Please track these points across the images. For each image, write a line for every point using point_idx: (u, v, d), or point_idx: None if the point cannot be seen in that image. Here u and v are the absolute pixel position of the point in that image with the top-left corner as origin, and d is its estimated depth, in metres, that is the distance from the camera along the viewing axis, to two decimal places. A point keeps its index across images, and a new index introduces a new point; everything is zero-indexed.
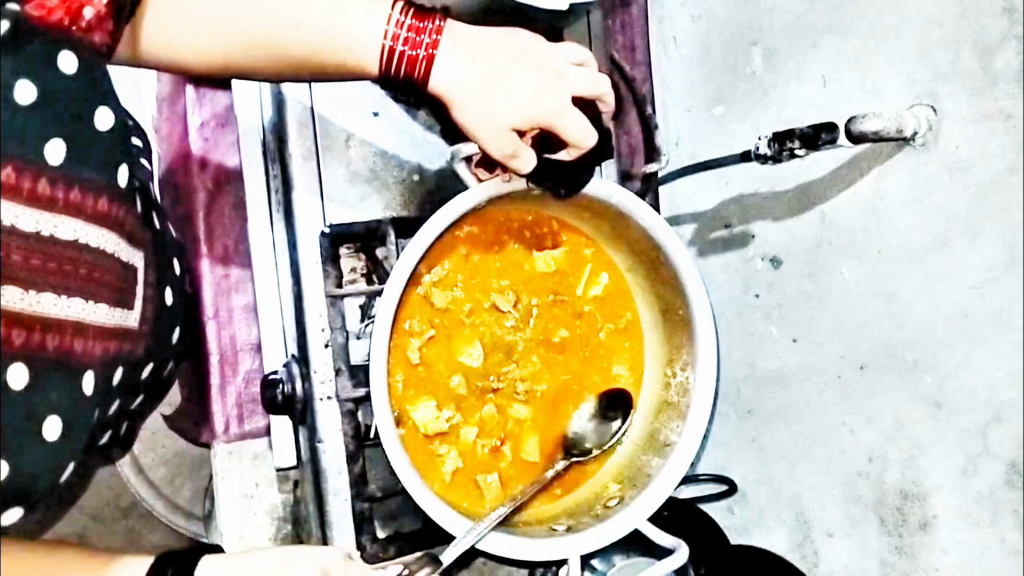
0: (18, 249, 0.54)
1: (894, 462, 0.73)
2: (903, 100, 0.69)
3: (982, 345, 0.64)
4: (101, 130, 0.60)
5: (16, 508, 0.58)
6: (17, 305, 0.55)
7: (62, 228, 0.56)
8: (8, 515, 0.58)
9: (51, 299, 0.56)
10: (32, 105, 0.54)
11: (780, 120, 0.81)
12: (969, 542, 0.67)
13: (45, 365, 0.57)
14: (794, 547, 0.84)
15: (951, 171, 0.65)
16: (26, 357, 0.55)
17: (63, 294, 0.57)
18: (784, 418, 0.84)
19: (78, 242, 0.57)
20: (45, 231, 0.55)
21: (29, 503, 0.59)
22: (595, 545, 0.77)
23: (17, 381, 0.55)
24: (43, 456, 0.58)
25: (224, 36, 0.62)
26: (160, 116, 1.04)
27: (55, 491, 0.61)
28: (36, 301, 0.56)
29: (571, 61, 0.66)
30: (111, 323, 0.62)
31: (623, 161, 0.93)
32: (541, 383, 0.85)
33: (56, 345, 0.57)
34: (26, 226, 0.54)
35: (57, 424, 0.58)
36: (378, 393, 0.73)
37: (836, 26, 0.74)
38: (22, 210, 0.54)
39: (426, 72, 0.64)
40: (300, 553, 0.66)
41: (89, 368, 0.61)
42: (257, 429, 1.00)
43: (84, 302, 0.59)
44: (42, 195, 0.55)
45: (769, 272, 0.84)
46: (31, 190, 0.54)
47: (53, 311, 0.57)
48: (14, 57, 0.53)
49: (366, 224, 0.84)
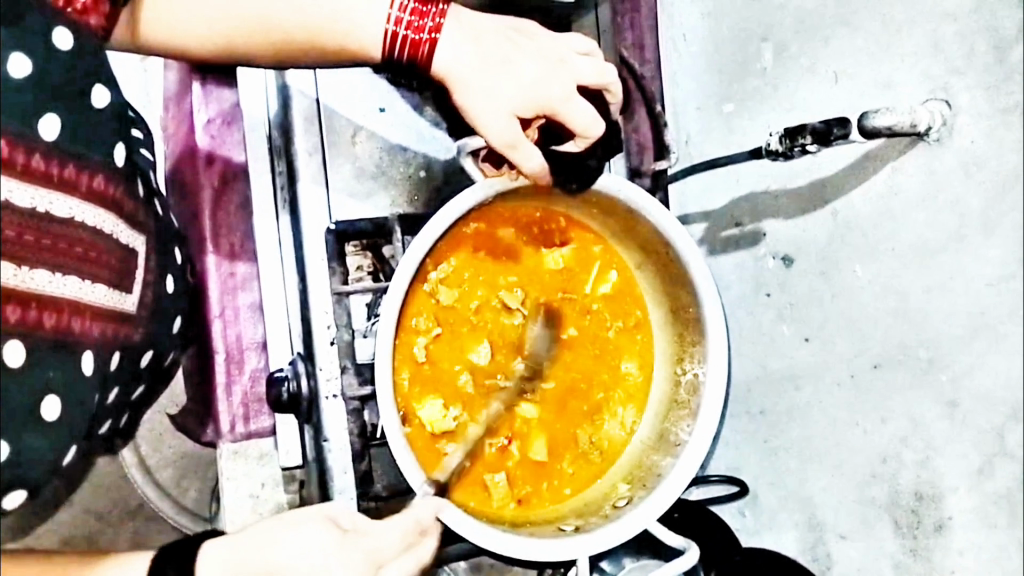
0: (12, 224, 0.53)
1: (909, 463, 0.71)
2: (917, 94, 0.68)
3: (999, 343, 0.63)
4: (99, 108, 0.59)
5: (20, 491, 0.59)
6: (10, 281, 0.54)
7: (58, 205, 0.55)
8: (13, 497, 0.58)
9: (45, 276, 0.56)
10: (26, 79, 0.54)
11: (791, 117, 0.80)
12: (986, 544, 0.66)
13: (42, 344, 0.56)
14: (806, 550, 0.83)
15: (967, 166, 0.64)
16: (22, 334, 0.55)
17: (59, 273, 0.57)
18: (795, 419, 0.83)
19: (74, 220, 0.57)
20: (40, 208, 0.55)
21: (34, 488, 0.59)
22: (606, 544, 0.75)
23: (13, 360, 0.55)
24: (40, 432, 0.58)
25: (222, 21, 0.61)
26: (167, 115, 1.06)
27: (55, 475, 0.61)
28: (28, 278, 0.55)
29: (576, 50, 0.65)
30: (108, 304, 0.62)
31: (632, 158, 0.93)
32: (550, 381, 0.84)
33: (53, 324, 0.57)
34: (22, 201, 0.53)
35: (56, 403, 0.58)
36: (382, 389, 0.72)
37: (849, 21, 0.73)
38: (16, 184, 0.53)
39: (429, 54, 0.63)
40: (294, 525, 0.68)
41: (86, 348, 0.60)
42: (263, 428, 0.99)
43: (81, 282, 0.58)
44: (38, 170, 0.54)
45: (781, 270, 0.83)
46: (25, 165, 0.53)
47: (48, 288, 0.56)
48: (10, 28, 0.53)
49: (372, 220, 0.84)
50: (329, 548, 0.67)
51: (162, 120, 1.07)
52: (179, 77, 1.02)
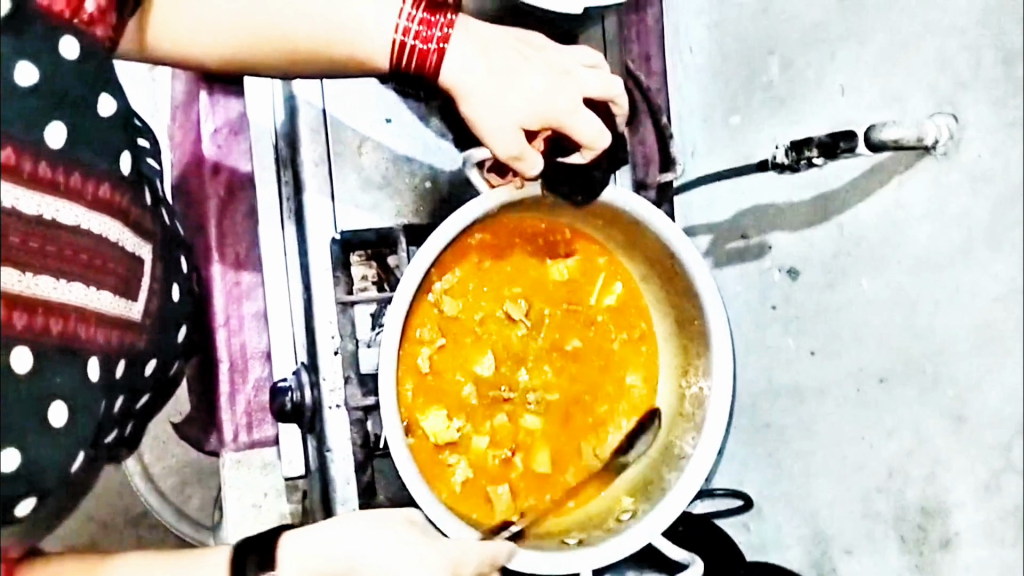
0: (17, 231, 0.54)
1: (915, 478, 0.71)
2: (924, 108, 0.68)
3: (1006, 359, 0.62)
4: (104, 116, 0.60)
5: (31, 500, 0.58)
6: (15, 287, 0.54)
7: (64, 212, 0.56)
8: (22, 507, 0.58)
9: (50, 283, 0.56)
10: (32, 88, 0.54)
11: (797, 130, 0.80)
12: (992, 560, 0.65)
13: (48, 350, 0.56)
14: (811, 565, 0.82)
15: (974, 181, 0.64)
16: (30, 339, 0.55)
17: (64, 279, 0.57)
18: (800, 433, 0.82)
19: (80, 227, 0.57)
20: (46, 215, 0.55)
21: (43, 493, 0.58)
22: (608, 559, 0.75)
23: (21, 366, 0.55)
24: (46, 440, 0.58)
25: (231, 31, 0.62)
26: (174, 124, 1.06)
27: (63, 482, 0.61)
28: (34, 284, 0.55)
29: (583, 63, 0.66)
30: (114, 311, 0.62)
31: (638, 170, 0.92)
32: (554, 394, 0.83)
33: (60, 330, 0.57)
34: (28, 208, 0.54)
35: (63, 410, 0.58)
36: (385, 400, 0.72)
37: (856, 35, 0.73)
38: (22, 191, 0.53)
39: (437, 64, 0.63)
40: (375, 523, 0.70)
41: (92, 354, 0.60)
42: (267, 437, 0.99)
43: (87, 288, 0.58)
44: (43, 177, 0.54)
45: (787, 283, 0.83)
46: (31, 172, 0.54)
47: (53, 295, 0.56)
48: (15, 37, 0.53)
49: (377, 230, 0.84)
50: (408, 547, 0.69)
51: (169, 129, 1.07)
52: (188, 86, 1.02)
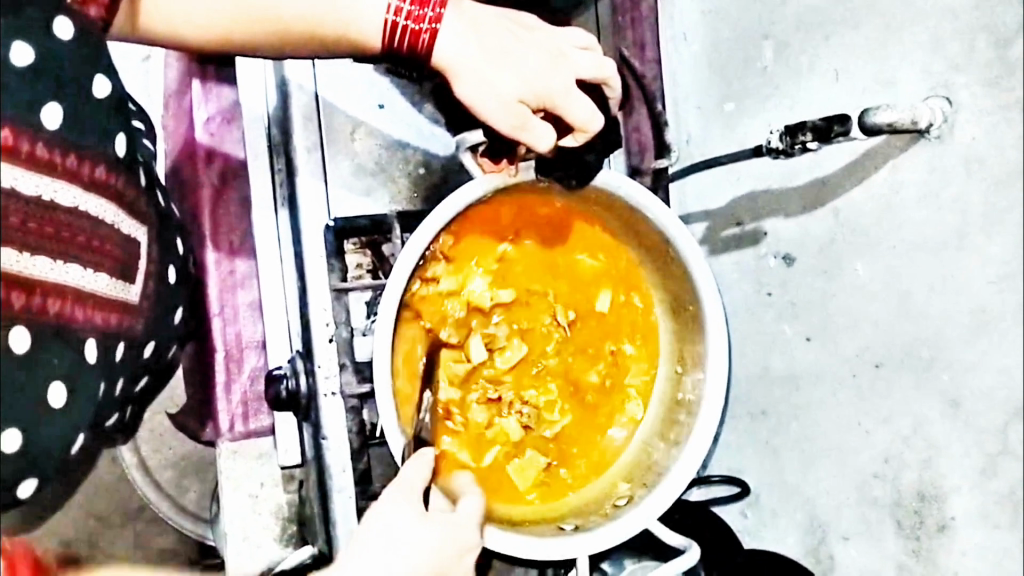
0: (17, 211, 0.53)
1: (911, 463, 0.71)
2: (919, 90, 0.67)
3: (1001, 340, 0.62)
4: (98, 97, 0.59)
5: (32, 479, 0.59)
6: (12, 267, 0.53)
7: (62, 193, 0.56)
8: (25, 487, 0.58)
9: (46, 263, 0.55)
10: (29, 68, 0.54)
11: (792, 114, 0.79)
12: (988, 545, 0.65)
13: (44, 332, 0.56)
14: (808, 552, 0.82)
15: (968, 163, 0.64)
16: (29, 320, 0.55)
17: (60, 260, 0.56)
18: (796, 419, 0.82)
19: (77, 208, 0.57)
20: (45, 196, 0.55)
21: (44, 475, 0.59)
22: (604, 545, 0.75)
23: (18, 346, 0.54)
24: (48, 420, 0.58)
25: (219, 12, 0.60)
26: (166, 113, 1.08)
27: (65, 464, 0.61)
28: (31, 264, 0.54)
29: (576, 44, 0.66)
30: (111, 294, 0.62)
31: (633, 157, 0.94)
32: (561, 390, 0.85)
33: (57, 311, 0.57)
34: (27, 188, 0.53)
35: (61, 390, 0.58)
36: (381, 387, 0.71)
37: (849, 18, 0.72)
38: (21, 171, 0.53)
39: (429, 44, 0.63)
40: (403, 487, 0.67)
41: (89, 336, 0.60)
42: (263, 427, 0.98)
43: (84, 270, 0.58)
44: (41, 157, 0.54)
45: (782, 270, 0.83)
46: (29, 153, 0.53)
47: (51, 275, 0.56)
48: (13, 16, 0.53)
49: (370, 217, 0.83)
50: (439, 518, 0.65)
51: (162, 117, 1.09)
52: (179, 75, 1.04)
